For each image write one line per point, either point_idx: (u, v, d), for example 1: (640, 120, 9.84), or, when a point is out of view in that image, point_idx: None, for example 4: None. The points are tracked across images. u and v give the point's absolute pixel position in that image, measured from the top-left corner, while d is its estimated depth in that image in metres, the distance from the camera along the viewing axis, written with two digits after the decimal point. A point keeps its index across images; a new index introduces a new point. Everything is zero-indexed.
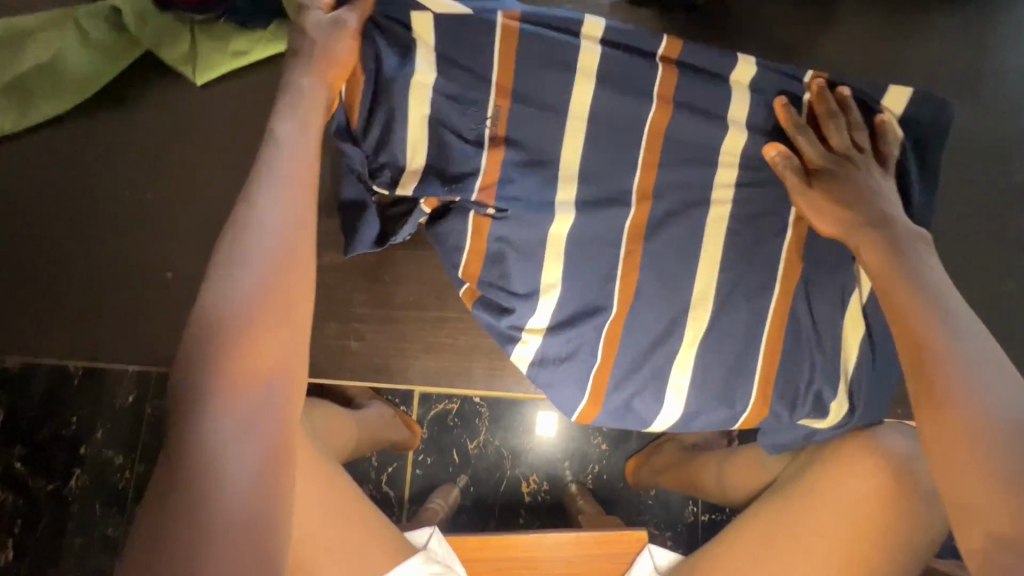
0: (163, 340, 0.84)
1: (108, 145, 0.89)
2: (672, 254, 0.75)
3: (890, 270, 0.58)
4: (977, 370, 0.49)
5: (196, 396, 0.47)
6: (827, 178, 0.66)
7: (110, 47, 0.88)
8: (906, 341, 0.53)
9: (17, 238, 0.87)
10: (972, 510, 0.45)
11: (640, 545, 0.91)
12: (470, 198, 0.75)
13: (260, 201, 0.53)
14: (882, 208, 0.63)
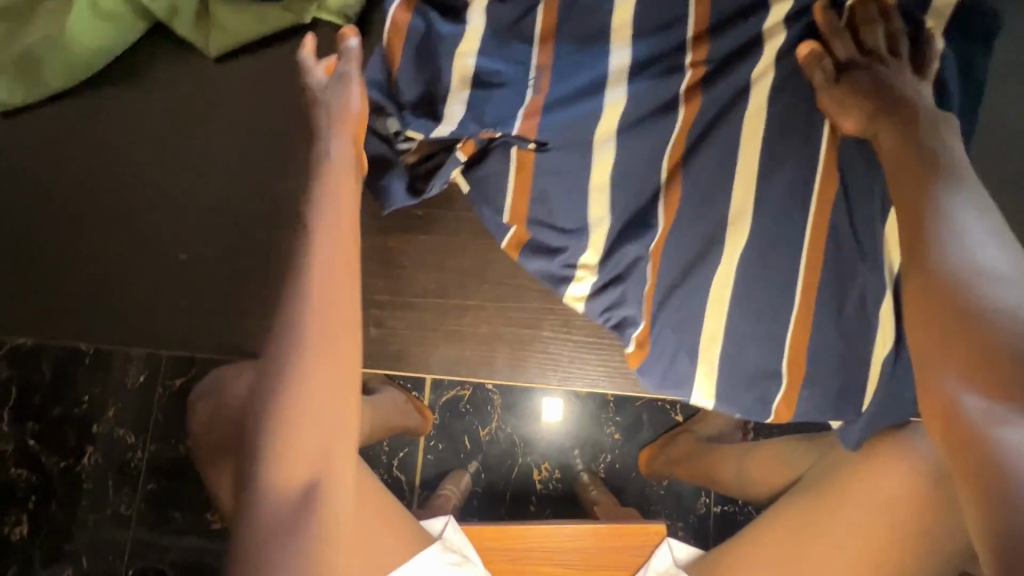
0: (179, 323, 0.83)
1: (120, 120, 0.86)
2: (709, 241, 0.71)
3: (906, 148, 0.58)
4: (976, 260, 0.48)
5: (258, 483, 0.53)
6: (855, 71, 0.65)
7: (117, 15, 0.83)
8: (913, 223, 0.53)
9: (28, 215, 0.85)
10: (938, 365, 0.47)
11: (659, 538, 0.90)
12: (513, 129, 0.70)
13: (307, 288, 0.55)
14: (910, 97, 0.62)
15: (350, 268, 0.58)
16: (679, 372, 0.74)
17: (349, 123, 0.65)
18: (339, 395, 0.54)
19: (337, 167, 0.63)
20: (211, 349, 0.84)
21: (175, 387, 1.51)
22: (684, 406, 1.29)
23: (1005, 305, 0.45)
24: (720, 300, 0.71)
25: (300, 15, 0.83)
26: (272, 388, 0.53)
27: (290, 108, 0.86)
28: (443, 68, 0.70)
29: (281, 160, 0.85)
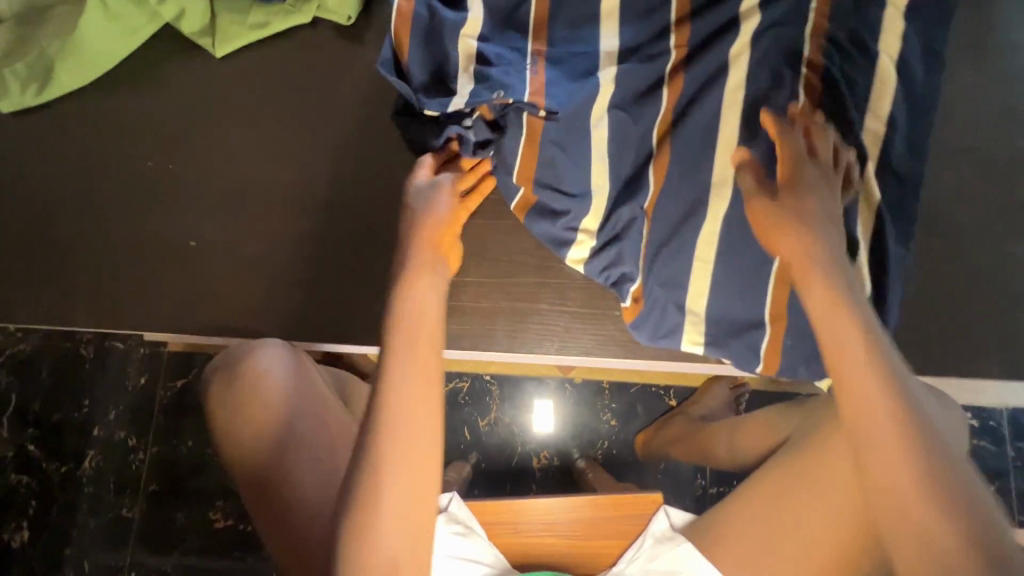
0: (185, 307, 0.85)
1: (128, 116, 0.90)
2: (692, 210, 0.76)
3: (832, 274, 0.60)
4: (914, 420, 0.53)
5: (360, 536, 0.55)
6: (786, 187, 0.66)
7: (126, 16, 0.88)
8: (843, 381, 0.55)
9: (39, 209, 0.88)
10: (895, 533, 0.52)
11: (655, 506, 0.93)
12: (523, 97, 0.74)
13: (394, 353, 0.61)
14: (829, 210, 0.65)
15: (426, 326, 0.63)
16: (669, 324, 0.80)
17: (434, 233, 0.71)
18: (422, 467, 0.58)
19: (423, 264, 0.68)
20: (213, 333, 0.85)
21: (176, 388, 1.54)
22: (677, 389, 1.32)
23: (939, 477, 0.51)
24: (708, 256, 0.76)
25: (304, 15, 0.89)
26: (365, 466, 0.57)
27: (292, 103, 0.90)
28: (451, 47, 0.76)
29: (285, 150, 0.89)
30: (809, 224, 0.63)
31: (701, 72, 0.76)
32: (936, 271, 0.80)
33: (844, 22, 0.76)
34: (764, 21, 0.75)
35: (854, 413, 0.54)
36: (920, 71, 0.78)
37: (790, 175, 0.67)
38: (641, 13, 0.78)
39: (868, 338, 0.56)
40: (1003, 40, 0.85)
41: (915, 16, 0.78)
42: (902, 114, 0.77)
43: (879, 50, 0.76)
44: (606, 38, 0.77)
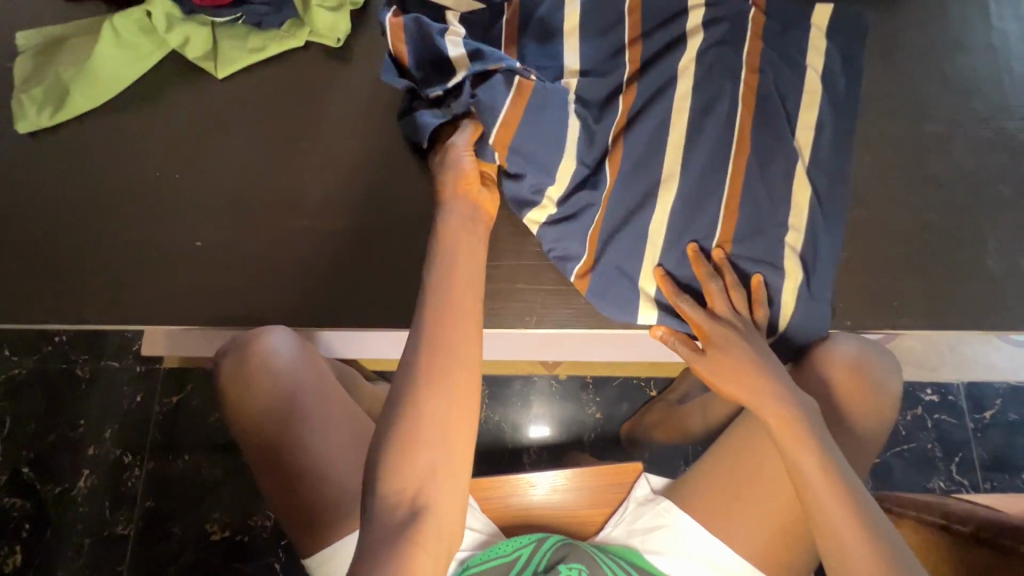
0: (192, 301, 0.92)
1: (138, 132, 0.99)
2: (644, 189, 0.87)
3: (786, 421, 0.74)
4: (837, 469, 0.71)
5: (408, 413, 0.66)
6: (716, 349, 0.80)
7: (139, 45, 0.99)
8: (782, 432, 0.74)
9: (55, 218, 0.95)
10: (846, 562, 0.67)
11: (636, 475, 0.99)
12: (515, 65, 0.84)
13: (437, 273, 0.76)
14: (775, 384, 0.76)
15: (467, 257, 0.78)
16: (623, 293, 0.86)
17: (463, 177, 0.86)
18: (464, 362, 0.70)
19: (461, 211, 0.84)
20: (218, 324, 0.92)
21: (173, 404, 1.51)
22: (657, 380, 1.40)
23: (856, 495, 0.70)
24: (657, 236, 0.86)
25: (298, 38, 1.00)
26: (420, 353, 0.69)
27: (288, 116, 1.00)
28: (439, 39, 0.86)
29: (283, 157, 0.98)
30: (743, 344, 0.79)
31: (652, 79, 0.89)
32: (871, 237, 0.90)
33: (773, 39, 0.90)
34: (710, 38, 0.89)
35: (788, 447, 0.73)
36: (841, 79, 0.90)
37: (714, 332, 0.81)
38: (598, 33, 0.91)
39: (780, 392, 0.75)
40: (910, 42, 0.98)
41: (835, 32, 0.91)
42: (826, 111, 0.89)
43: (806, 62, 0.90)
44: (570, 52, 0.91)
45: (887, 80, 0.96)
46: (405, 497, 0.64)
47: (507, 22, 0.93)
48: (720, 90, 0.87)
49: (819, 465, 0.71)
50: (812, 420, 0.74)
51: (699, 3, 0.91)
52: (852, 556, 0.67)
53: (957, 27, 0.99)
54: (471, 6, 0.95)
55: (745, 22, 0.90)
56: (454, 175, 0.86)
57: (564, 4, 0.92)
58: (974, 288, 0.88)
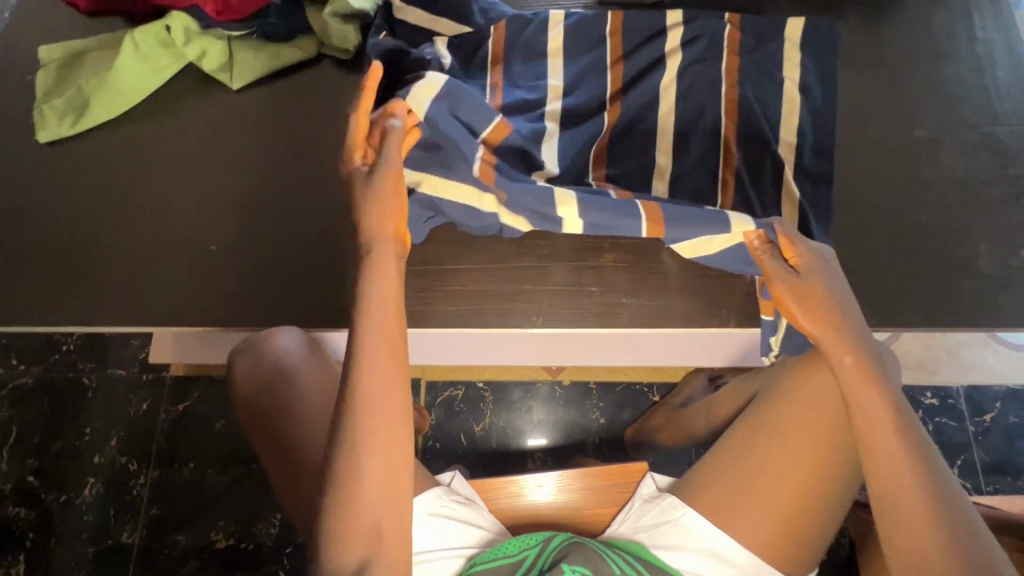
0: (205, 303, 0.94)
1: (153, 142, 1.02)
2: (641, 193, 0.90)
3: (868, 361, 0.73)
4: (911, 425, 0.70)
5: (348, 447, 0.65)
6: (806, 270, 0.78)
7: (158, 58, 1.02)
8: (857, 368, 0.72)
9: (73, 225, 0.98)
10: (910, 522, 0.66)
11: (641, 475, 1.00)
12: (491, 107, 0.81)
13: (370, 284, 0.72)
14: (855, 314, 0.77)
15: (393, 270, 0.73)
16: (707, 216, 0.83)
17: (385, 205, 0.74)
18: (392, 393, 0.68)
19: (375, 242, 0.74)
20: (229, 325, 0.94)
21: (178, 412, 1.51)
22: (659, 385, 1.42)
23: (925, 457, 0.68)
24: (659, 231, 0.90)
25: (303, 50, 1.04)
26: (352, 382, 0.67)
27: (298, 125, 1.03)
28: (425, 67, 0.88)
29: (293, 165, 1.01)
30: (830, 276, 0.78)
31: (639, 90, 0.92)
32: (864, 237, 0.93)
33: (752, 52, 0.93)
34: (686, 59, 0.93)
35: (855, 392, 0.71)
36: (818, 89, 0.94)
37: (804, 260, 0.79)
38: (591, 45, 0.94)
39: (859, 337, 0.74)
40: (895, 52, 1.02)
41: (811, 45, 0.95)
42: (808, 119, 0.92)
43: (780, 74, 0.93)
44: (553, 74, 0.93)
45: (871, 89, 1.00)
46: (360, 524, 0.65)
47: (494, 45, 0.93)
48: (711, 100, 0.92)
49: (887, 417, 0.69)
50: (882, 365, 0.73)
51: (677, 22, 0.94)
52: (914, 511, 0.66)
53: (937, 38, 1.03)
54: (459, 29, 0.93)
55: (721, 42, 0.93)
56: (380, 202, 0.74)
57: (548, 26, 0.94)
58: (963, 286, 0.91)
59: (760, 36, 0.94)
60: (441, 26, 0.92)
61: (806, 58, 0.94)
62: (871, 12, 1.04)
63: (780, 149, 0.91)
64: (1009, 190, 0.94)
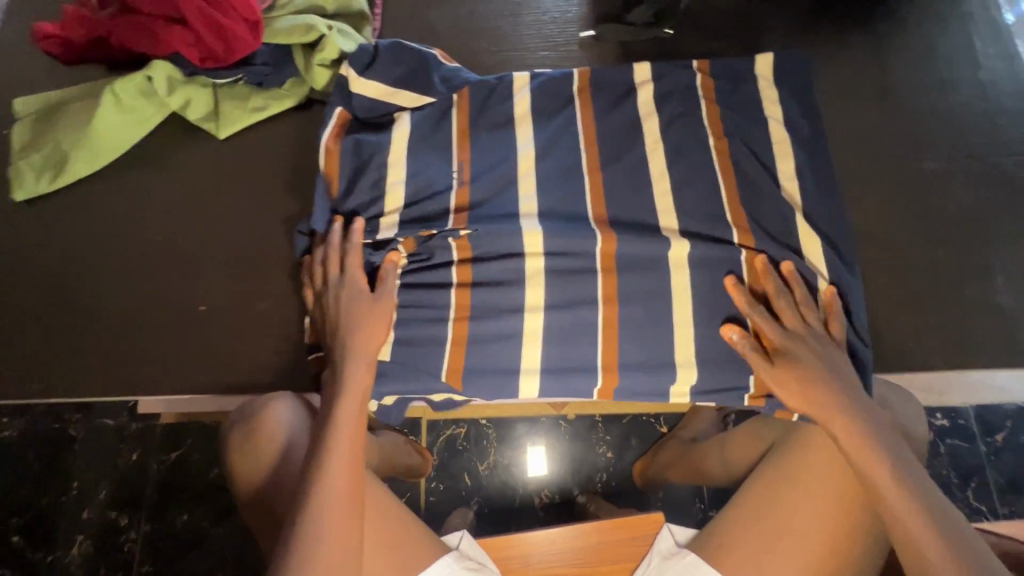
0: (195, 366, 0.90)
1: (135, 197, 0.97)
2: (646, 243, 0.82)
3: (854, 435, 0.72)
4: (924, 485, 0.68)
5: (306, 523, 0.67)
6: (786, 358, 0.76)
7: (141, 109, 0.98)
8: (850, 437, 0.72)
9: (53, 285, 0.94)
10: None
11: (658, 526, 0.96)
12: (446, 225, 0.84)
13: (353, 357, 0.76)
14: (839, 385, 0.74)
15: (374, 345, 0.77)
16: (659, 353, 0.81)
17: (375, 322, 0.78)
18: (356, 472, 0.71)
19: (358, 346, 0.76)
20: (221, 389, 0.89)
21: (169, 462, 1.39)
22: (667, 415, 1.37)
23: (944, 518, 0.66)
24: (681, 308, 0.81)
25: (297, 97, 1.00)
26: (320, 456, 0.71)
27: (285, 175, 0.99)
28: (382, 167, 0.87)
29: (282, 216, 0.96)
30: (815, 353, 0.76)
31: (625, 136, 0.88)
32: (878, 277, 0.90)
33: (735, 96, 0.90)
34: (679, 107, 0.89)
35: (853, 456, 0.71)
36: (806, 126, 0.90)
37: (785, 346, 0.76)
38: (589, 88, 0.91)
39: (850, 407, 0.73)
40: (899, 82, 1.00)
41: (811, 84, 0.93)
42: (815, 158, 0.89)
43: (767, 115, 0.90)
44: (521, 140, 0.88)
45: (875, 122, 0.98)
46: None
47: (457, 115, 0.89)
48: (717, 140, 0.87)
49: (899, 496, 0.67)
50: (882, 436, 0.72)
51: (643, 79, 0.91)
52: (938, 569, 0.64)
53: (931, 69, 1.01)
54: (418, 101, 0.91)
55: (693, 92, 0.90)
56: (369, 320, 0.77)
57: (512, 91, 0.91)
58: (983, 326, 0.88)
59: (740, 80, 0.92)
60: (401, 99, 0.90)
61: (797, 97, 0.92)
62: (859, 45, 1.02)
63: (785, 196, 0.86)
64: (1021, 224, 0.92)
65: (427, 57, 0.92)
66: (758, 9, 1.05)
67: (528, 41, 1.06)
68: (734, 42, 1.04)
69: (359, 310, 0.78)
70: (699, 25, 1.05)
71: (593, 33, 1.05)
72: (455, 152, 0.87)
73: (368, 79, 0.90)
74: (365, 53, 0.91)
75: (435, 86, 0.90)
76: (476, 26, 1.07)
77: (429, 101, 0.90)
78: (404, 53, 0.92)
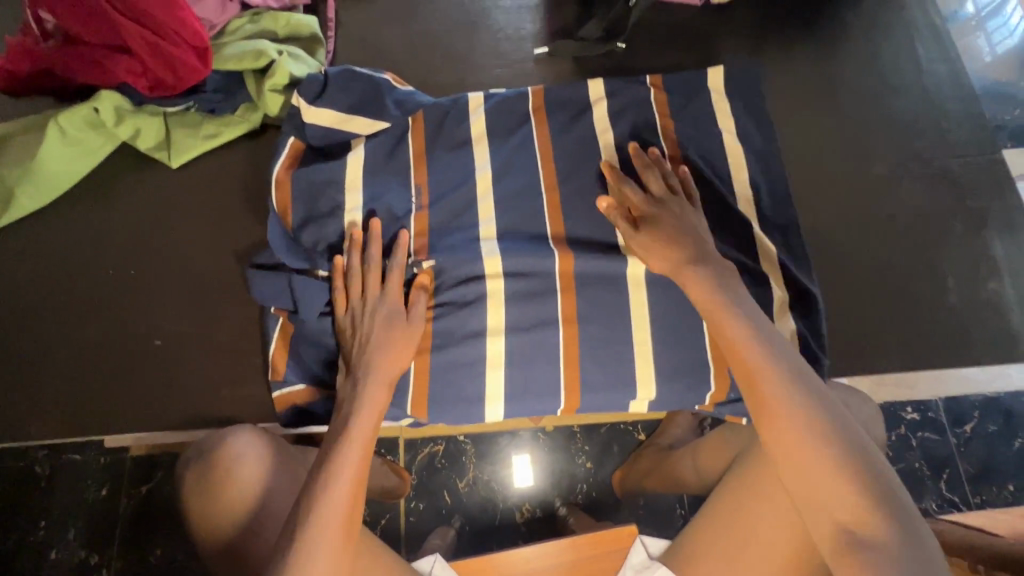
0: (155, 403, 0.88)
1: (88, 232, 0.96)
2: (605, 261, 0.82)
3: (712, 300, 0.70)
4: (786, 363, 0.66)
5: (297, 543, 0.62)
6: (649, 223, 0.77)
7: (88, 140, 0.95)
8: (709, 309, 0.70)
9: (4, 325, 0.91)
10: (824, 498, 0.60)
11: (632, 538, 0.96)
12: (408, 258, 0.83)
13: (369, 371, 0.73)
14: (697, 245, 0.75)
15: (394, 364, 0.75)
16: (620, 370, 0.81)
17: (401, 345, 0.76)
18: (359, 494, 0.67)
19: (379, 364, 0.74)
20: (183, 425, 0.88)
21: None
22: (645, 422, 1.34)
23: (808, 407, 0.63)
24: (641, 326, 0.82)
25: (252, 122, 0.99)
26: (319, 474, 0.66)
27: (242, 203, 0.97)
28: (338, 197, 0.85)
29: (240, 245, 0.95)
30: (676, 220, 0.77)
31: (579, 151, 0.87)
32: (836, 282, 0.92)
33: (690, 107, 0.91)
34: (632, 122, 0.89)
35: (724, 336, 0.68)
36: (758, 136, 0.91)
37: (650, 212, 0.78)
38: (543, 106, 0.91)
39: (710, 278, 0.72)
40: (848, 88, 1.02)
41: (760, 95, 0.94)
42: (770, 168, 0.90)
43: (720, 126, 0.90)
44: (480, 162, 0.87)
45: (827, 128, 0.99)
46: None
47: (414, 138, 0.88)
48: (671, 155, 0.87)
49: (770, 384, 0.64)
50: (746, 309, 0.70)
51: (600, 95, 0.91)
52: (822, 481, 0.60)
53: (877, 74, 1.04)
54: (373, 126, 0.90)
55: (648, 106, 0.90)
56: (396, 337, 0.76)
57: (468, 112, 0.90)
58: (937, 326, 0.90)
59: (693, 92, 0.92)
60: (356, 125, 0.90)
61: (749, 108, 0.93)
62: (808, 53, 1.04)
63: (738, 203, 0.86)
64: (970, 224, 0.95)
65: (382, 82, 0.92)
66: (711, 21, 1.07)
67: (483, 59, 1.06)
68: (688, 54, 1.06)
69: (393, 328, 0.76)
70: (654, 38, 1.06)
71: (547, 49, 1.06)
72: (413, 178, 0.87)
73: (321, 108, 0.90)
74: (316, 81, 0.91)
75: (389, 110, 0.90)
76: (431, 45, 1.07)
77: (383, 126, 0.90)
78: (356, 81, 0.92)
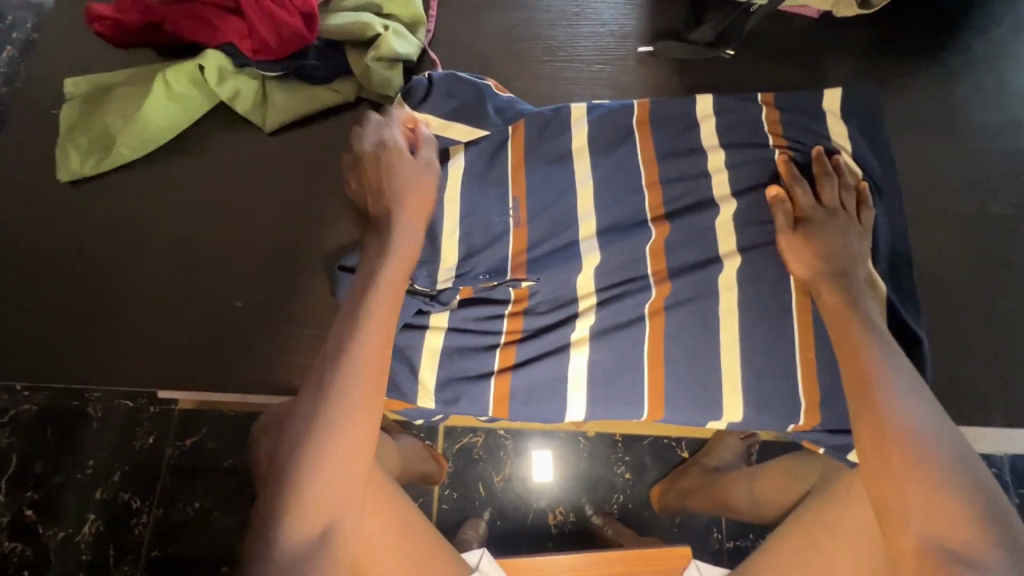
0: (235, 366, 0.91)
1: (181, 189, 0.97)
2: (696, 282, 0.83)
3: (845, 307, 0.72)
4: (905, 380, 0.63)
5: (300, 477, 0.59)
6: (811, 224, 0.79)
7: (192, 99, 0.97)
8: (832, 309, 0.73)
9: (95, 275, 0.94)
10: (902, 517, 0.57)
11: (686, 560, 0.96)
12: (506, 277, 0.86)
13: (378, 274, 0.69)
14: (848, 261, 0.77)
15: (411, 245, 0.73)
16: (703, 392, 0.82)
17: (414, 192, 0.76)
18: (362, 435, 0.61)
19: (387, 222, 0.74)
20: (258, 390, 0.90)
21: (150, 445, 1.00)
22: (689, 439, 1.22)
23: (917, 423, 0.59)
24: (729, 354, 0.81)
25: (345, 95, 0.99)
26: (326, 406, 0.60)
27: (332, 176, 0.98)
28: (436, 208, 0.88)
29: (328, 219, 0.96)
30: (837, 232, 0.79)
31: (684, 166, 0.88)
32: (935, 323, 0.87)
33: (803, 128, 0.88)
34: (740, 140, 0.88)
35: (839, 337, 0.69)
36: (874, 165, 0.87)
37: (813, 214, 0.80)
38: (649, 119, 0.91)
39: (839, 287, 0.74)
40: (966, 121, 0.97)
41: (874, 121, 0.91)
42: (881, 198, 0.86)
43: (833, 149, 0.87)
44: (580, 174, 0.89)
45: (940, 162, 0.94)
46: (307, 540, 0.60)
47: (512, 148, 0.90)
48: (778, 177, 0.85)
49: (881, 387, 0.62)
50: (872, 326, 0.69)
51: (709, 111, 0.90)
52: (927, 496, 0.56)
53: (1001, 108, 0.98)
54: (471, 134, 0.91)
55: (758, 125, 0.88)
56: (405, 187, 0.76)
57: (570, 123, 0.92)
58: None
59: (809, 114, 0.89)
60: (455, 132, 0.91)
61: (864, 135, 0.89)
62: (928, 79, 0.99)
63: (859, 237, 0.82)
64: None
65: (485, 89, 0.94)
66: (827, 36, 1.02)
67: (584, 52, 1.04)
68: (798, 68, 1.01)
69: (398, 167, 0.77)
70: (764, 50, 1.02)
71: (651, 49, 1.02)
72: (511, 193, 0.89)
73: (423, 111, 0.92)
74: (421, 85, 0.93)
75: (491, 118, 0.92)
76: (532, 33, 1.05)
77: (484, 134, 0.91)
78: (459, 85, 0.93)
